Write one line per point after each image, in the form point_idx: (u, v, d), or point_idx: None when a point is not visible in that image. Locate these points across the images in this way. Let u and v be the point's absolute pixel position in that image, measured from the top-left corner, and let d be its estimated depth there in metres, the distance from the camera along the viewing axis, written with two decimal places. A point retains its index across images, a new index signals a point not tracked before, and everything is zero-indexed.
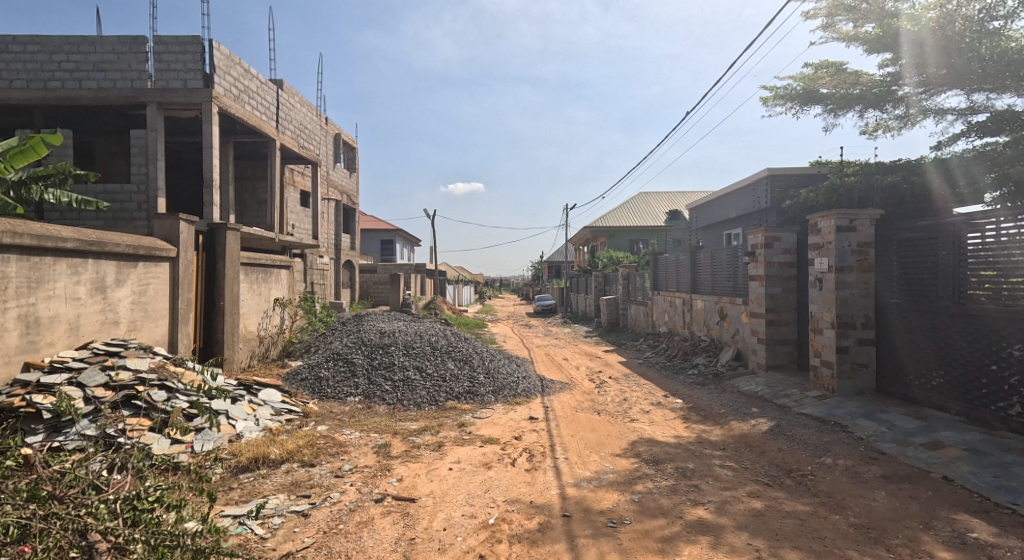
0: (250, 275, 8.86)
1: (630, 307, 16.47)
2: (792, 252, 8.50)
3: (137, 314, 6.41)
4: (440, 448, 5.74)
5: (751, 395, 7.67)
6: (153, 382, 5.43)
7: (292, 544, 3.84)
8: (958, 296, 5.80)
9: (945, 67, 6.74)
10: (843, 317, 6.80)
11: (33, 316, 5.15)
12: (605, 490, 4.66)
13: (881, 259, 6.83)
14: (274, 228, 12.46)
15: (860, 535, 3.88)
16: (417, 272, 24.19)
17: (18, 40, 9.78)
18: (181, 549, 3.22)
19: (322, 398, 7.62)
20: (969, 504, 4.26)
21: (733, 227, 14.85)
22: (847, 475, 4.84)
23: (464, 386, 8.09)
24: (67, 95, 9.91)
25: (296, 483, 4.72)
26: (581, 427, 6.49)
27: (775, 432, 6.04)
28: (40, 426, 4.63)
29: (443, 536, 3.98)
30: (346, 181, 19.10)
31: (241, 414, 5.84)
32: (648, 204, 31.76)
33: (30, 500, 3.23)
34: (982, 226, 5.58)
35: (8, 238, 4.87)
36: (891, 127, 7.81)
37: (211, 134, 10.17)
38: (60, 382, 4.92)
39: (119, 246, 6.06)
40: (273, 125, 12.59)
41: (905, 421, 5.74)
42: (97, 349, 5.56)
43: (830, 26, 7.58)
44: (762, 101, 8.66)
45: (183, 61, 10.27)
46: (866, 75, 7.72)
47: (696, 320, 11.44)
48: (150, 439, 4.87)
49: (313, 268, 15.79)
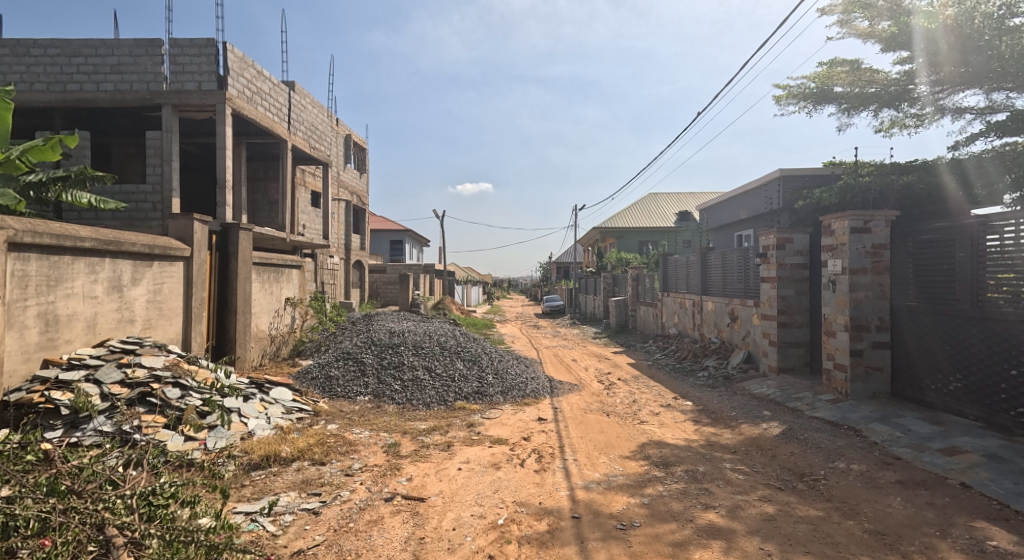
0: (262, 275, 8.94)
1: (638, 308, 16.44)
2: (805, 253, 8.45)
3: (152, 312, 6.48)
4: (449, 448, 5.75)
5: (762, 398, 7.64)
6: (168, 379, 5.49)
7: (303, 541, 3.86)
8: (977, 300, 5.74)
9: (962, 65, 6.64)
10: (857, 320, 6.74)
11: (52, 313, 5.22)
12: (615, 492, 4.65)
13: (897, 261, 6.77)
14: (286, 228, 12.55)
15: (875, 541, 3.86)
16: (426, 272, 24.25)
17: (39, 43, 9.96)
18: (196, 545, 3.26)
19: (332, 397, 7.66)
20: (989, 511, 4.21)
21: (744, 228, 14.78)
22: (861, 480, 4.80)
23: (472, 386, 8.11)
24: (85, 97, 10.04)
25: (307, 481, 4.75)
26: (590, 428, 6.49)
27: (786, 436, 6.00)
28: (58, 422, 4.70)
29: (453, 535, 3.99)
30: (357, 181, 19.20)
31: (253, 412, 5.89)
32: (659, 205, 31.72)
33: (50, 494, 3.30)
34: (1000, 228, 5.53)
35: (29, 237, 4.95)
36: (907, 126, 7.71)
37: (225, 135, 10.24)
38: (78, 379, 5.01)
39: (136, 245, 6.14)
40: (285, 126, 12.68)
41: (921, 426, 5.68)
42: (113, 347, 5.65)
43: (846, 24, 7.57)
44: (774, 100, 8.63)
45: (197, 63, 10.39)
46: (881, 73, 7.67)
47: (706, 321, 11.41)
48: (164, 435, 4.92)
49: (323, 268, 15.90)
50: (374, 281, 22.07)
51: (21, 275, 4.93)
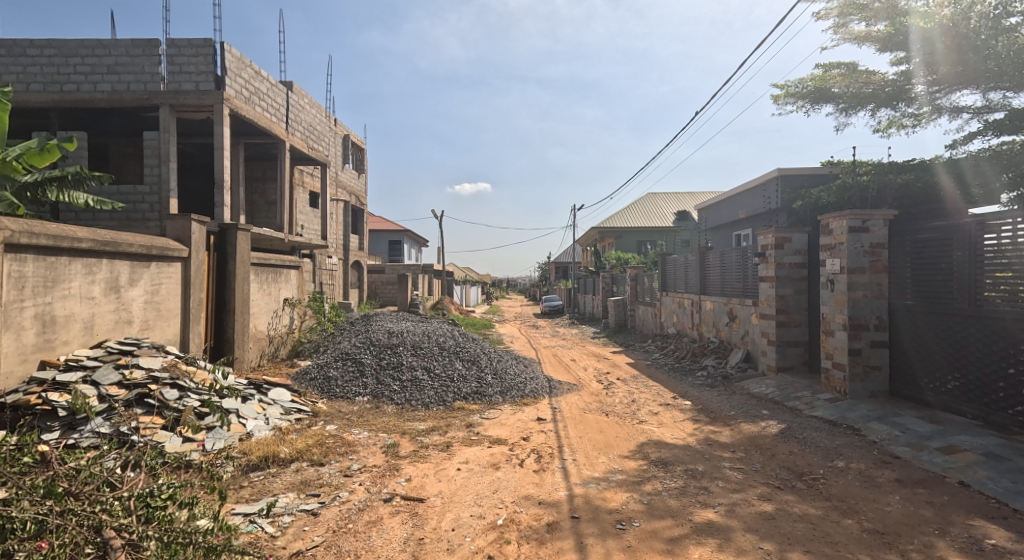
0: (260, 275, 8.93)
1: (637, 308, 16.41)
2: (803, 252, 8.46)
3: (150, 313, 6.47)
4: (448, 449, 5.74)
5: (761, 397, 7.63)
6: (166, 380, 5.47)
7: (302, 543, 3.86)
8: (974, 298, 5.75)
9: (958, 64, 6.63)
10: (856, 319, 6.75)
11: (49, 315, 5.20)
12: (613, 491, 4.65)
13: (895, 261, 6.78)
14: (284, 229, 12.51)
15: (874, 540, 3.85)
16: (425, 273, 24.20)
17: (35, 44, 9.94)
18: (194, 546, 3.25)
19: (331, 398, 7.66)
20: (987, 510, 4.21)
21: (743, 228, 14.75)
22: (860, 479, 4.80)
23: (471, 387, 8.09)
24: (82, 98, 10.01)
25: (306, 482, 4.75)
26: (590, 428, 6.49)
27: (785, 435, 6.00)
28: (56, 423, 4.68)
29: (452, 536, 3.98)
30: (355, 181, 19.18)
31: (252, 413, 5.89)
32: (658, 205, 31.71)
33: (47, 496, 3.29)
34: (997, 227, 5.53)
35: (26, 238, 4.94)
36: (904, 125, 7.71)
37: (222, 135, 10.21)
38: (75, 380, 4.99)
39: (133, 246, 6.14)
40: (283, 126, 12.66)
41: (919, 424, 5.68)
42: (110, 348, 5.64)
43: (842, 27, 7.57)
44: (772, 100, 8.62)
45: (195, 63, 10.37)
46: (878, 74, 7.66)
47: (705, 321, 11.39)
48: (161, 437, 4.91)
49: (322, 268, 15.86)
50: (373, 281, 22.04)
51: (18, 276, 4.92)
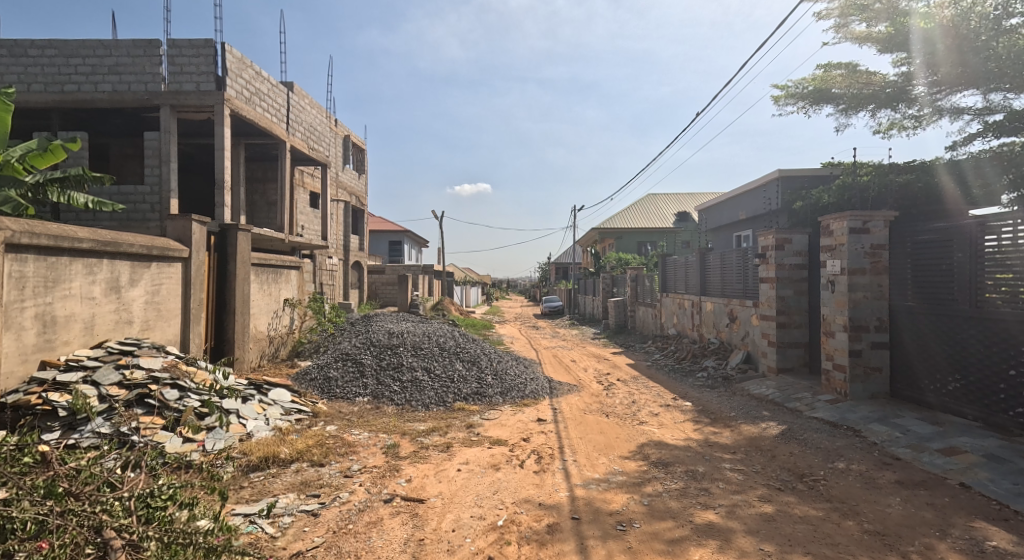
0: (260, 276, 8.93)
1: (637, 309, 16.39)
2: (803, 254, 8.47)
3: (150, 313, 6.46)
4: (448, 449, 5.74)
5: (761, 399, 7.62)
6: (166, 381, 5.47)
7: (302, 543, 3.85)
8: (975, 300, 5.75)
9: (959, 66, 6.64)
10: (856, 320, 6.74)
11: (49, 315, 5.20)
12: (614, 492, 4.65)
13: (896, 262, 6.78)
14: (285, 229, 12.51)
15: (874, 542, 3.85)
16: (426, 274, 24.17)
17: (36, 44, 9.95)
18: (194, 546, 3.24)
19: (331, 398, 7.66)
20: (989, 512, 4.21)
21: (744, 229, 14.74)
22: (860, 480, 4.79)
23: (472, 387, 8.10)
24: (82, 98, 10.00)
25: (306, 483, 4.74)
26: (589, 429, 6.48)
27: (786, 436, 6.00)
28: (57, 423, 4.67)
29: (452, 537, 3.98)
30: (355, 182, 19.13)
31: (252, 414, 5.89)
32: (659, 207, 31.68)
33: (47, 497, 3.29)
34: (998, 229, 5.53)
35: (26, 238, 4.94)
36: (904, 127, 7.70)
37: (223, 135, 10.20)
38: (75, 381, 4.99)
39: (134, 246, 6.15)
40: (283, 127, 12.65)
41: (920, 426, 5.68)
42: (111, 349, 5.63)
43: (843, 27, 7.57)
44: (772, 100, 8.61)
45: (195, 64, 10.37)
46: (879, 75, 7.65)
47: (705, 322, 11.41)
48: (161, 438, 4.90)
49: (321, 268, 15.85)
50: (373, 282, 22.04)
51: (18, 276, 4.92)
